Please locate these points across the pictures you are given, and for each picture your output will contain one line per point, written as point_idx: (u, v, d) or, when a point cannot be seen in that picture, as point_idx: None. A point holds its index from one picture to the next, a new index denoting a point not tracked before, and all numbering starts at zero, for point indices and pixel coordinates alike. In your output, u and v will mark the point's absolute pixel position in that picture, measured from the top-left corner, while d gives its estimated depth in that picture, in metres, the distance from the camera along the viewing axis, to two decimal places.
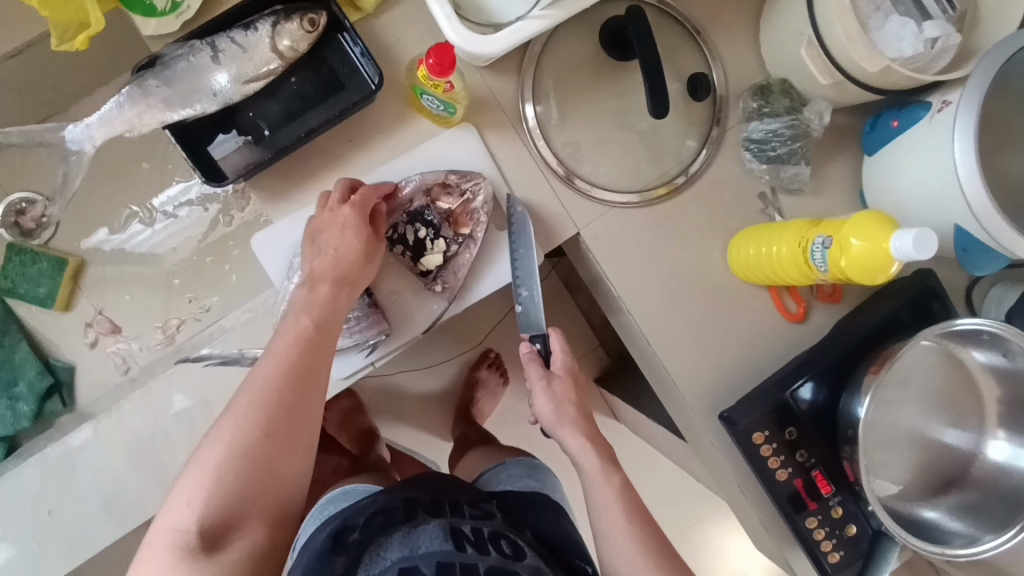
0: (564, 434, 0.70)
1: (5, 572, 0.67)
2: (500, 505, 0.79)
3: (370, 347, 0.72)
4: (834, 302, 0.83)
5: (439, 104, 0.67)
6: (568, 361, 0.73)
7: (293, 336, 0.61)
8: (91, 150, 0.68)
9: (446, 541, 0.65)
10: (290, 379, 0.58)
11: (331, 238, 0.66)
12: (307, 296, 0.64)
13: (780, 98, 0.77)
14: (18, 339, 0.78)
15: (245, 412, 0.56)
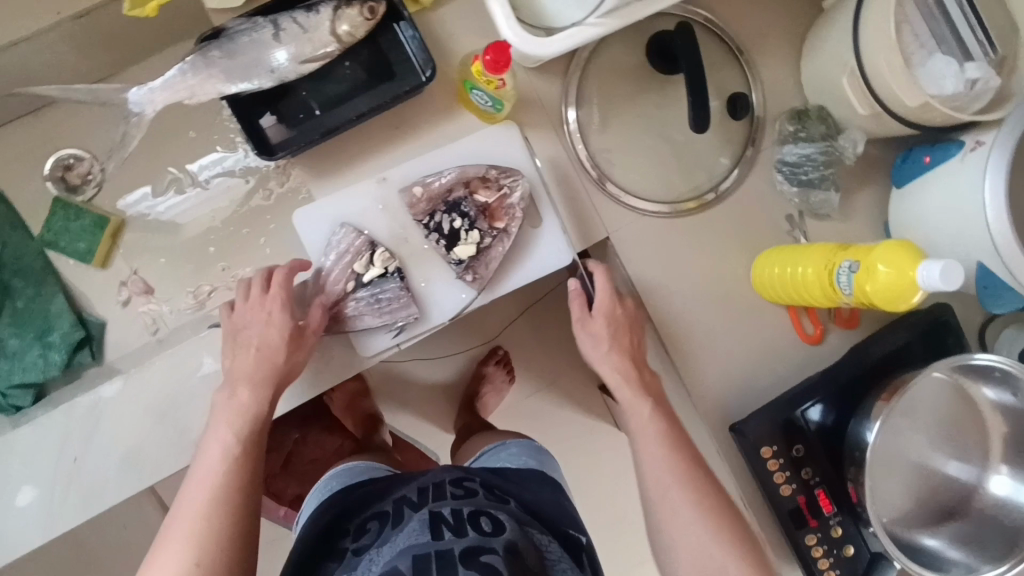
0: (602, 366, 0.76)
1: (24, 513, 0.68)
2: (484, 482, 0.82)
3: (397, 329, 0.74)
4: (850, 328, 0.84)
5: (488, 99, 0.69)
6: (608, 300, 0.77)
7: (219, 452, 0.63)
8: (151, 112, 0.69)
9: (423, 531, 0.70)
10: (219, 498, 0.60)
11: (256, 331, 0.68)
12: (227, 404, 0.66)
13: (818, 124, 0.79)
14: (55, 292, 0.80)
15: (175, 545, 0.57)
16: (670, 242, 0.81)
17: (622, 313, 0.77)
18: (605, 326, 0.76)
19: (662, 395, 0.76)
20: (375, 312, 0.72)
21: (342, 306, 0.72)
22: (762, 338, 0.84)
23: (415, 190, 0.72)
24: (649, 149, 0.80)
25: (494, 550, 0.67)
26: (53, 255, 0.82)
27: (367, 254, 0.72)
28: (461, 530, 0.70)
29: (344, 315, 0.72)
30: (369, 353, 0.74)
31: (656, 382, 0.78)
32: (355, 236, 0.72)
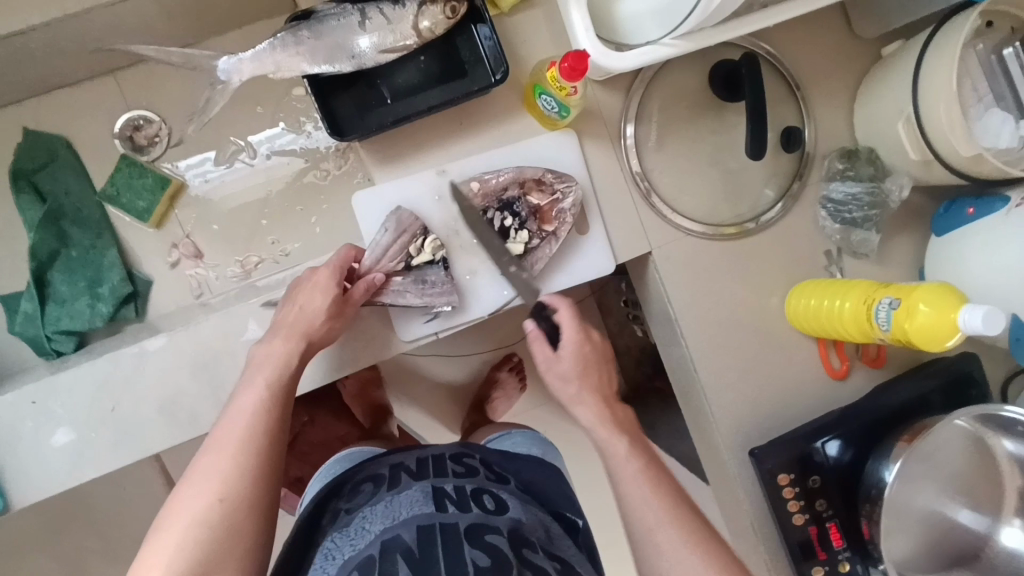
0: (576, 408, 0.72)
1: (58, 455, 0.69)
2: (482, 460, 0.84)
3: (432, 316, 0.76)
4: (877, 367, 0.85)
5: (555, 105, 0.71)
6: (577, 336, 0.74)
7: (253, 399, 0.63)
8: (237, 83, 0.69)
9: (426, 503, 0.71)
10: (252, 440, 0.60)
11: (305, 295, 0.70)
12: (266, 353, 0.67)
13: (867, 165, 0.81)
14: (109, 245, 0.84)
15: (203, 479, 0.57)
16: (709, 263, 0.83)
17: (589, 347, 0.75)
18: (578, 361, 0.74)
19: (637, 427, 0.72)
20: (419, 293, 0.74)
21: (386, 285, 0.74)
22: (788, 369, 0.85)
23: (473, 185, 0.75)
24: (699, 171, 0.82)
25: (497, 528, 0.70)
26: (110, 209, 0.85)
27: (420, 238, 0.74)
28: (464, 505, 0.72)
29: (389, 293, 0.73)
30: (405, 338, 0.76)
31: (630, 418, 0.73)
32: (411, 219, 0.73)
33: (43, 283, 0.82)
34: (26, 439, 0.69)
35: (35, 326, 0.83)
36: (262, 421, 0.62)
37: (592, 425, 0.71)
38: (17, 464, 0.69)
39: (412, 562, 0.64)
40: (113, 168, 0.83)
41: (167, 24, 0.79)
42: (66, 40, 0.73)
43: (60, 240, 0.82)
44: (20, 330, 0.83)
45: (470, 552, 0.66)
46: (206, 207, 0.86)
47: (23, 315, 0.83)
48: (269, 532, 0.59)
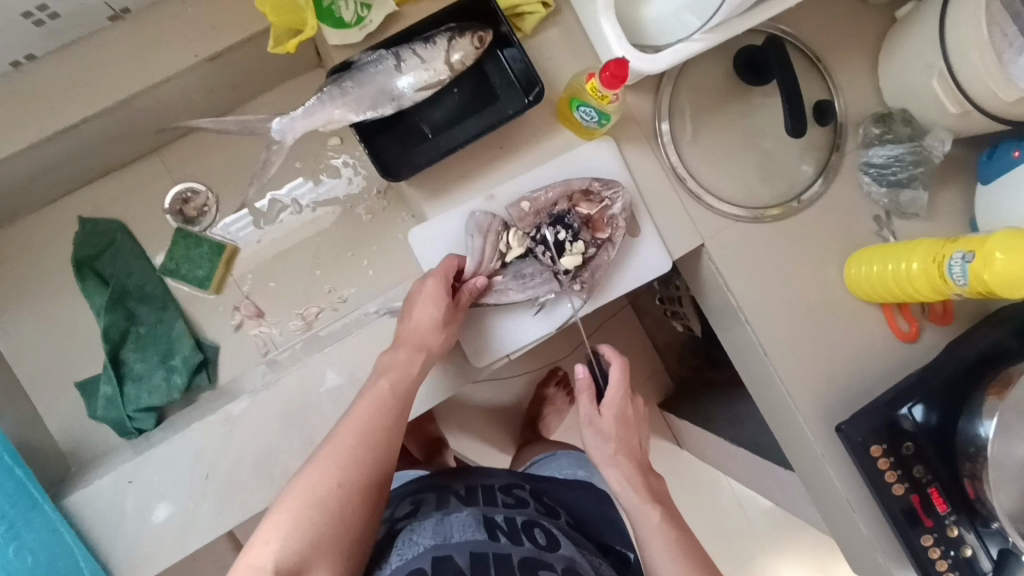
0: (608, 469, 0.77)
1: (160, 528, 0.71)
2: (532, 490, 0.82)
3: (538, 305, 0.78)
4: (945, 323, 0.85)
5: (594, 114, 0.72)
6: (620, 400, 0.78)
7: (373, 402, 0.68)
8: (291, 140, 0.72)
9: (478, 530, 0.70)
10: (370, 445, 0.66)
11: (421, 308, 0.72)
12: (391, 358, 0.71)
13: (902, 125, 0.81)
14: (175, 317, 0.90)
15: (324, 466, 0.64)
16: (763, 246, 0.83)
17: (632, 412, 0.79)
18: (618, 425, 0.77)
19: (669, 499, 0.77)
20: (520, 287, 0.76)
21: (491, 284, 0.76)
22: (856, 339, 0.85)
23: (524, 204, 0.75)
24: (736, 157, 0.83)
25: (551, 563, 0.67)
26: (170, 282, 0.92)
27: (503, 235, 0.75)
28: (516, 537, 0.70)
29: (491, 290, 0.76)
30: (493, 356, 0.78)
31: (662, 487, 0.78)
32: (491, 217, 0.75)
33: (118, 363, 0.88)
34: (130, 519, 0.71)
35: (116, 408, 0.87)
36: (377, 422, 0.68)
37: (630, 492, 0.75)
38: (125, 545, 0.71)
39: None
40: (172, 243, 0.91)
41: (202, 98, 0.83)
42: (112, 129, 0.79)
43: (128, 319, 0.88)
44: (104, 414, 0.87)
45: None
46: (264, 263, 0.93)
47: (103, 398, 0.87)
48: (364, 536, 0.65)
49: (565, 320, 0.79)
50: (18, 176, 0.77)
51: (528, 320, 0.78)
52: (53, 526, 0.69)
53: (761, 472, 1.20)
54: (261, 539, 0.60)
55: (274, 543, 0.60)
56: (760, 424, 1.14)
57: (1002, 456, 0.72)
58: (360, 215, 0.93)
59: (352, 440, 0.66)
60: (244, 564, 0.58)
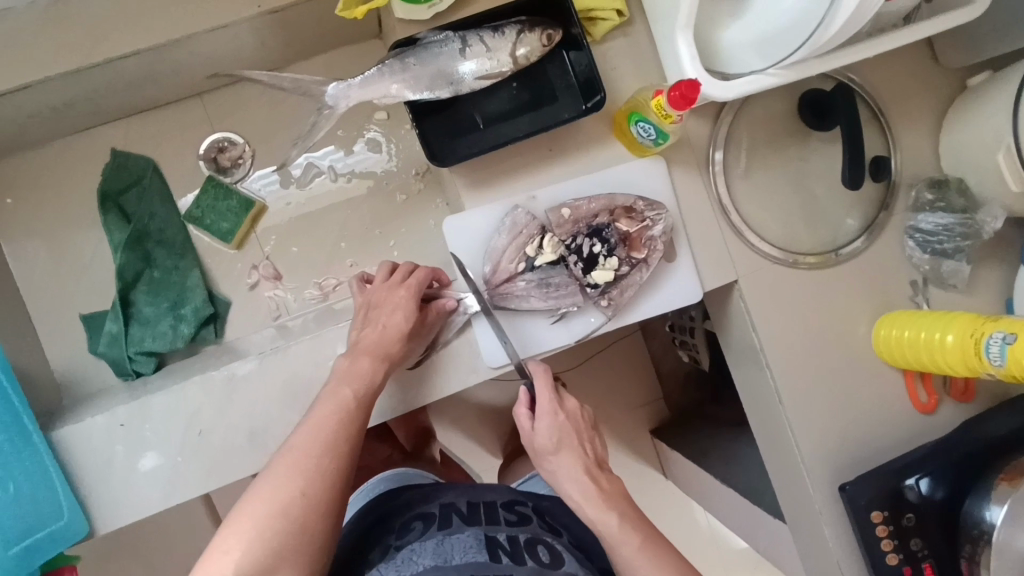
0: (565, 482, 0.73)
1: (145, 479, 0.70)
2: (534, 508, 0.81)
3: (558, 315, 0.76)
4: (965, 401, 0.83)
5: (652, 132, 0.70)
6: (551, 408, 0.73)
7: (334, 405, 0.64)
8: (344, 108, 0.69)
9: (479, 549, 0.69)
10: (333, 447, 0.62)
11: (384, 314, 0.71)
12: (350, 366, 0.68)
13: (956, 195, 0.80)
14: (191, 267, 0.88)
15: (287, 472, 0.59)
16: (796, 294, 0.81)
17: (566, 417, 0.74)
18: (552, 433, 0.73)
19: (629, 498, 0.73)
20: (543, 296, 0.74)
21: (514, 288, 0.74)
22: (873, 402, 0.83)
23: (564, 211, 0.74)
24: (783, 199, 0.82)
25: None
26: (192, 230, 0.90)
27: (538, 238, 0.74)
28: (518, 559, 0.69)
29: (511, 294, 0.74)
30: (501, 363, 0.75)
31: (618, 486, 0.74)
32: (531, 218, 0.74)
33: (128, 304, 0.86)
34: (115, 464, 0.69)
35: (118, 347, 0.86)
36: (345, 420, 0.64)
37: (584, 504, 0.71)
38: (106, 489, 0.69)
39: None
40: (201, 191, 0.90)
41: (255, 50, 0.82)
42: (160, 67, 0.77)
43: (144, 261, 0.87)
44: (104, 351, 0.86)
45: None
46: (289, 226, 0.92)
47: (107, 336, 0.86)
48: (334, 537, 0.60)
49: (582, 337, 0.77)
50: (56, 98, 0.76)
51: (545, 331, 0.76)
52: (38, 459, 0.67)
53: (746, 516, 1.19)
54: (218, 552, 0.54)
55: (235, 553, 0.54)
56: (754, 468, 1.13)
57: (1006, 546, 0.71)
58: (393, 194, 0.92)
59: (309, 441, 0.61)
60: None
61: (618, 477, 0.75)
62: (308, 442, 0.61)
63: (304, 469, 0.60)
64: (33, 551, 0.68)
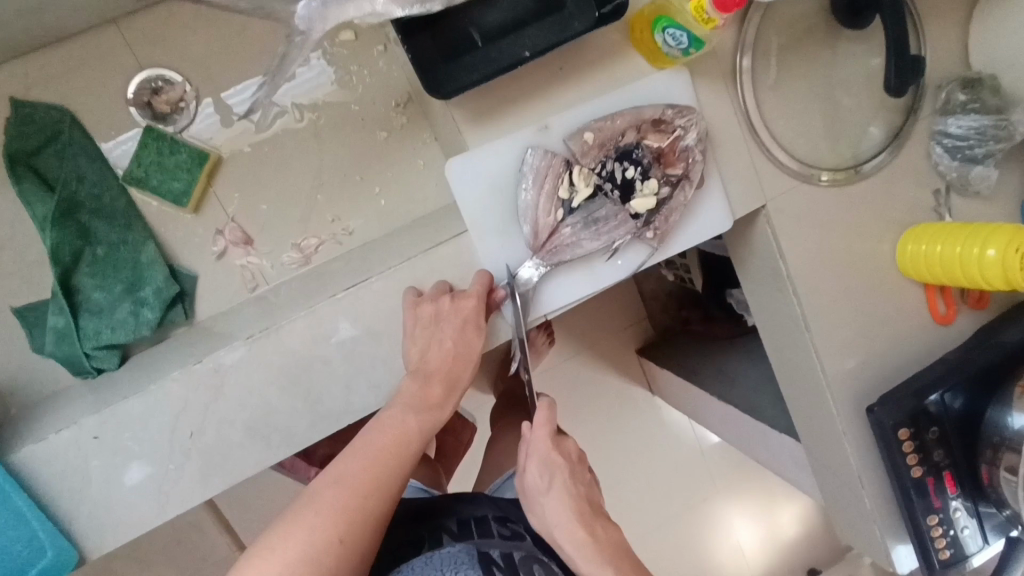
0: (554, 528, 0.64)
1: (134, 494, 0.62)
2: (527, 527, 0.73)
3: (612, 248, 0.68)
4: (979, 308, 0.82)
5: (685, 40, 0.61)
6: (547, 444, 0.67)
7: (394, 437, 0.57)
8: (318, 31, 0.58)
9: (472, 566, 0.61)
10: (382, 487, 0.54)
11: (449, 327, 0.62)
12: (416, 391, 0.60)
13: (990, 95, 0.73)
14: (143, 239, 0.77)
15: (327, 509, 0.51)
16: (821, 215, 0.76)
17: (560, 456, 0.67)
18: (544, 470, 0.66)
19: (626, 550, 0.63)
20: (593, 235, 0.66)
21: (554, 236, 0.65)
22: (893, 317, 0.81)
23: (587, 135, 0.65)
24: (809, 111, 0.74)
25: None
26: (134, 192, 0.78)
27: (566, 174, 0.65)
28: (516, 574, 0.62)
29: (561, 246, 0.66)
30: (530, 317, 0.69)
31: (616, 538, 0.64)
32: (551, 155, 0.64)
33: (73, 290, 0.75)
34: (93, 483, 0.61)
35: (70, 344, 0.74)
36: (400, 458, 0.57)
37: (572, 554, 0.62)
38: (89, 512, 0.62)
39: None
40: (139, 145, 0.77)
41: None
42: None
43: (82, 237, 0.75)
44: (54, 351, 0.75)
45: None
46: (254, 179, 0.81)
47: (54, 333, 0.75)
48: None
49: (637, 267, 0.70)
50: None
51: (600, 269, 0.69)
52: (3, 492, 0.59)
53: (740, 433, 1.21)
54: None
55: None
56: (754, 384, 1.14)
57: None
58: (374, 131, 0.82)
59: (362, 480, 0.54)
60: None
61: (616, 526, 0.66)
62: (352, 484, 0.53)
63: (341, 512, 0.52)
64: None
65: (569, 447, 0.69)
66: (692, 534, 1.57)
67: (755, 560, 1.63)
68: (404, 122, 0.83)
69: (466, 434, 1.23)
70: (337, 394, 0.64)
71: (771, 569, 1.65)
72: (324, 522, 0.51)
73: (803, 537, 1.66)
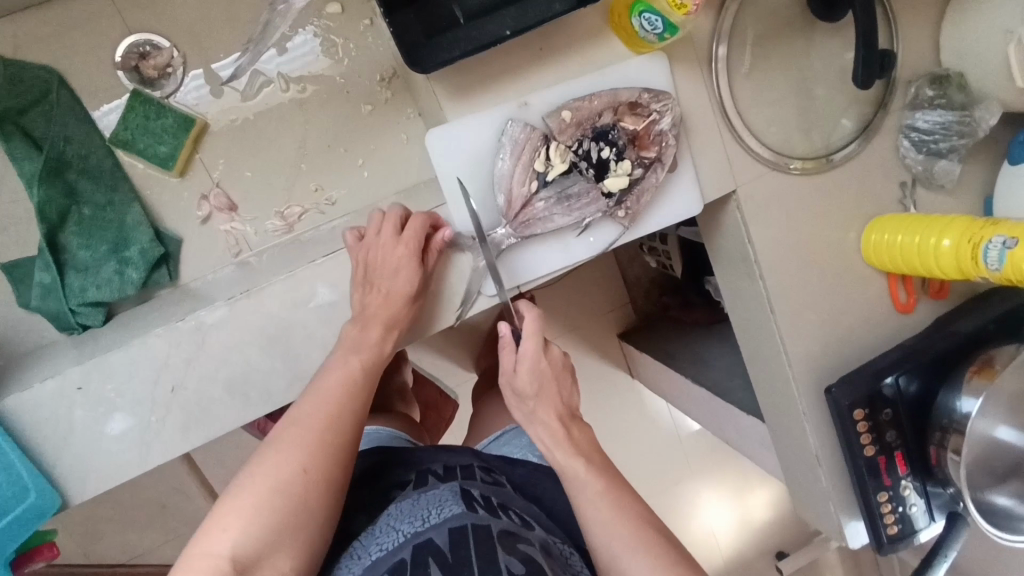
0: (532, 427, 0.69)
1: (117, 441, 0.65)
2: (510, 481, 0.77)
3: (584, 224, 0.71)
4: (940, 298, 0.86)
5: (660, 24, 0.63)
6: (536, 353, 0.69)
7: (340, 377, 0.61)
8: None
9: (456, 502, 0.65)
10: (336, 424, 0.58)
11: (385, 274, 0.65)
12: (358, 335, 0.64)
13: (956, 91, 0.76)
14: (129, 201, 0.79)
15: (291, 446, 0.56)
16: (789, 202, 0.79)
17: (548, 364, 0.70)
18: (533, 379, 0.69)
19: (598, 448, 0.69)
20: (566, 211, 0.69)
21: (526, 210, 0.68)
22: (856, 304, 0.84)
23: (565, 114, 0.66)
24: (782, 101, 0.77)
25: (530, 539, 0.63)
26: (122, 154, 0.80)
27: (543, 149, 0.67)
28: (495, 512, 0.65)
29: (532, 219, 0.68)
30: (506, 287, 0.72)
31: (590, 439, 0.70)
32: (530, 128, 0.66)
33: (59, 248, 0.77)
34: (78, 430, 0.64)
35: (55, 299, 0.77)
36: (349, 396, 0.61)
37: (552, 448, 0.67)
38: (71, 458, 0.65)
39: (446, 567, 0.57)
40: (127, 109, 0.79)
41: None
42: None
43: (68, 195, 0.77)
44: (40, 305, 0.77)
45: (505, 557, 0.58)
46: (240, 147, 0.83)
47: (40, 288, 0.77)
48: (334, 524, 0.56)
49: (608, 245, 0.73)
50: None
51: (571, 244, 0.72)
52: None
53: (711, 414, 1.25)
54: (218, 525, 0.51)
55: (233, 530, 0.50)
56: (726, 368, 1.18)
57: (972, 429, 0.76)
58: (358, 104, 0.84)
59: (320, 418, 0.58)
60: (199, 552, 0.49)
61: (589, 427, 0.71)
62: (308, 425, 0.58)
63: (302, 445, 0.56)
64: (3, 538, 0.64)
65: (552, 354, 0.72)
66: (664, 512, 1.61)
67: (725, 542, 1.68)
68: (388, 96, 0.84)
69: (449, 410, 1.27)
70: (314, 356, 0.67)
71: (740, 551, 1.70)
72: (288, 457, 0.55)
73: (771, 519, 1.71)
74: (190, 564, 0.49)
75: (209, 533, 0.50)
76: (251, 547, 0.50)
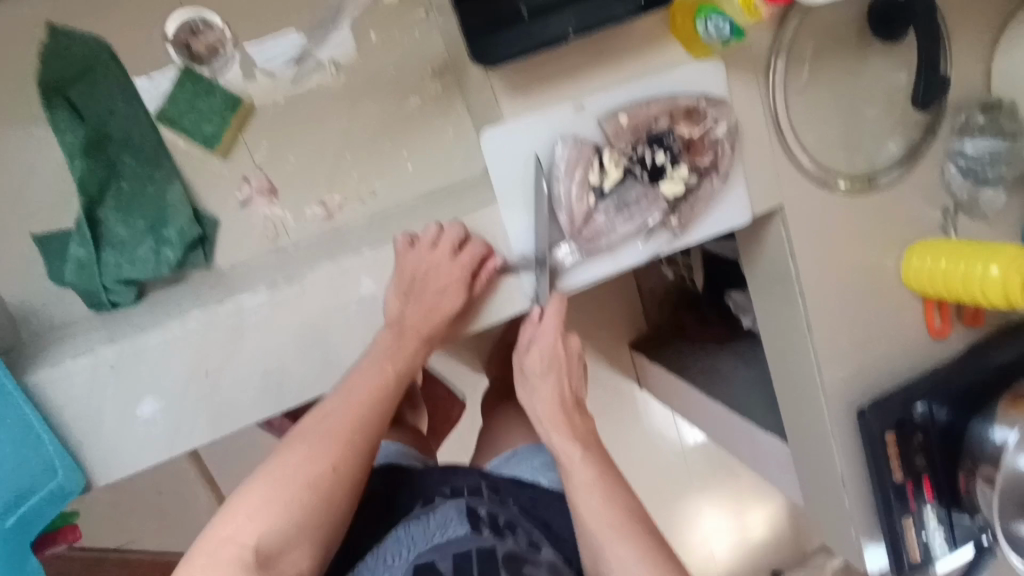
0: (538, 404, 0.69)
1: (148, 427, 0.63)
2: (517, 503, 0.74)
3: (646, 232, 0.70)
4: (974, 326, 0.85)
5: (726, 29, 0.63)
6: (555, 333, 0.69)
7: (375, 380, 0.61)
8: None
9: (461, 522, 0.65)
10: (367, 423, 0.59)
11: (433, 291, 0.65)
12: (393, 343, 0.64)
13: (1008, 120, 0.77)
14: (170, 179, 0.78)
15: (321, 443, 0.56)
16: (832, 221, 0.78)
17: (565, 351, 0.70)
18: (548, 355, 0.69)
19: (597, 438, 0.69)
20: (627, 218, 0.69)
21: (589, 220, 0.68)
22: (889, 328, 0.84)
23: (621, 118, 0.66)
24: (835, 117, 0.76)
25: (534, 560, 0.64)
26: (165, 132, 0.80)
27: (598, 160, 0.67)
28: (500, 533, 0.66)
29: (595, 232, 0.68)
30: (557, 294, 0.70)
31: (591, 428, 0.70)
32: (581, 143, 0.66)
33: (96, 223, 0.75)
34: (109, 413, 0.62)
35: (89, 275, 0.74)
36: (381, 395, 0.61)
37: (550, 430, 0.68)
38: (102, 440, 0.63)
39: None
40: (175, 87, 0.78)
41: None
42: None
43: (109, 169, 0.75)
44: (73, 281, 0.75)
45: None
46: (283, 132, 0.82)
47: (74, 263, 0.75)
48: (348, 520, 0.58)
49: (660, 254, 0.71)
50: None
51: (627, 253, 0.71)
52: (17, 410, 0.60)
53: (724, 430, 1.24)
54: (245, 511, 0.52)
55: (259, 522, 0.51)
56: (746, 384, 1.17)
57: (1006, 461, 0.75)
58: (405, 96, 0.84)
59: (347, 418, 0.58)
60: (223, 539, 0.50)
61: (592, 416, 0.71)
62: (342, 419, 0.58)
63: (334, 442, 0.57)
64: (32, 517, 0.62)
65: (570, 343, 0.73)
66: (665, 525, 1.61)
67: (723, 557, 1.67)
68: (438, 90, 0.84)
69: (455, 411, 1.25)
70: (352, 348, 0.66)
71: (738, 566, 1.70)
72: (319, 450, 0.56)
73: (769, 537, 1.70)
74: (212, 550, 0.50)
75: (231, 523, 0.51)
76: (275, 540, 0.51)
